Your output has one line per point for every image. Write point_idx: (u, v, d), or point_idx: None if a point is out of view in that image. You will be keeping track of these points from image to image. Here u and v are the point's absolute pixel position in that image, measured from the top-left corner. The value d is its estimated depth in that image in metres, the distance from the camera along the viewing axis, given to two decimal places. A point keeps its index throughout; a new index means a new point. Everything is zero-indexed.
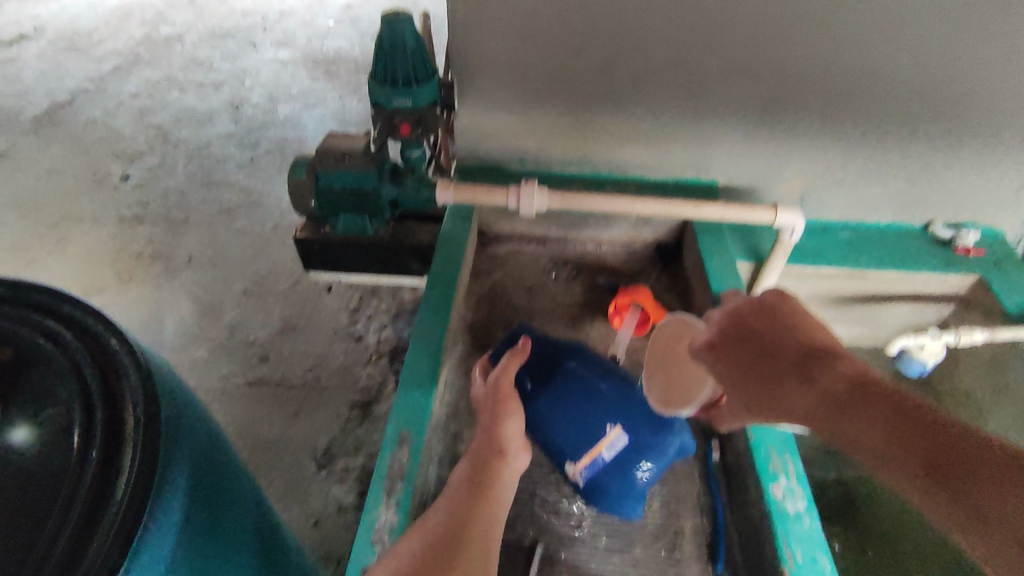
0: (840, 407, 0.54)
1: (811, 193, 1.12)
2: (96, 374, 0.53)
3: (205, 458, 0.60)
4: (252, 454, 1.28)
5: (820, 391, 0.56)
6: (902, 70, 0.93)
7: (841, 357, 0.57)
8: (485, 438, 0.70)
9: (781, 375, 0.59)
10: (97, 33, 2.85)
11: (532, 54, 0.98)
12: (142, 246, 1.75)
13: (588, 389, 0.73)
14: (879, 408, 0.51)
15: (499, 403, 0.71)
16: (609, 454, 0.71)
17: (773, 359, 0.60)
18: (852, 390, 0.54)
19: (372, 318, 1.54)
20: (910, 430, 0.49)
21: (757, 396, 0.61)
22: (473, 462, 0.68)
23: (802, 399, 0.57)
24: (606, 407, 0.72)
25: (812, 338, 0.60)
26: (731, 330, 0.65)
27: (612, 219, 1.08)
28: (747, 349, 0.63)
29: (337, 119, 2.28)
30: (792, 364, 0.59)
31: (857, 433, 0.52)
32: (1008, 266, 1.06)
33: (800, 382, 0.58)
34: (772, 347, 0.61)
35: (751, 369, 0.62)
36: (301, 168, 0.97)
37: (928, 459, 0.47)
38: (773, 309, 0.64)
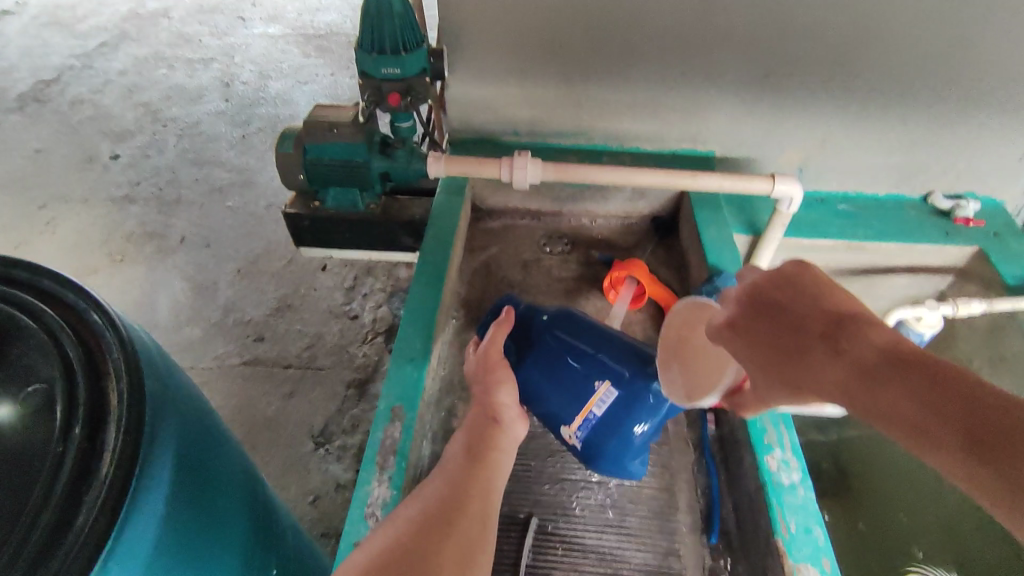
0: (876, 384, 0.44)
1: (810, 164, 1.10)
2: (79, 349, 0.52)
3: (194, 432, 0.60)
4: (249, 432, 1.28)
5: (847, 365, 0.46)
6: (903, 36, 0.91)
7: (875, 324, 0.47)
8: (479, 409, 0.70)
9: (803, 347, 0.49)
10: (81, 8, 2.79)
11: (524, 22, 0.95)
12: (133, 226, 1.73)
13: (575, 349, 0.72)
14: (923, 382, 0.41)
15: (489, 373, 0.72)
16: (600, 412, 0.68)
17: (789, 329, 0.50)
18: (889, 363, 0.44)
19: (368, 296, 1.53)
20: (964, 407, 0.39)
21: (773, 373, 0.51)
22: (470, 434, 0.68)
23: (828, 375, 0.47)
24: (594, 365, 0.70)
25: (839, 303, 0.50)
26: (743, 299, 0.55)
27: (607, 193, 1.06)
28: (764, 320, 0.53)
29: (329, 95, 2.24)
30: (816, 334, 0.49)
31: (893, 410, 0.42)
32: (1008, 237, 1.05)
33: (824, 354, 0.48)
34: (790, 314, 0.51)
35: (768, 342, 0.51)
36: (288, 141, 0.94)
37: (987, 442, 0.37)
38: (790, 273, 0.54)
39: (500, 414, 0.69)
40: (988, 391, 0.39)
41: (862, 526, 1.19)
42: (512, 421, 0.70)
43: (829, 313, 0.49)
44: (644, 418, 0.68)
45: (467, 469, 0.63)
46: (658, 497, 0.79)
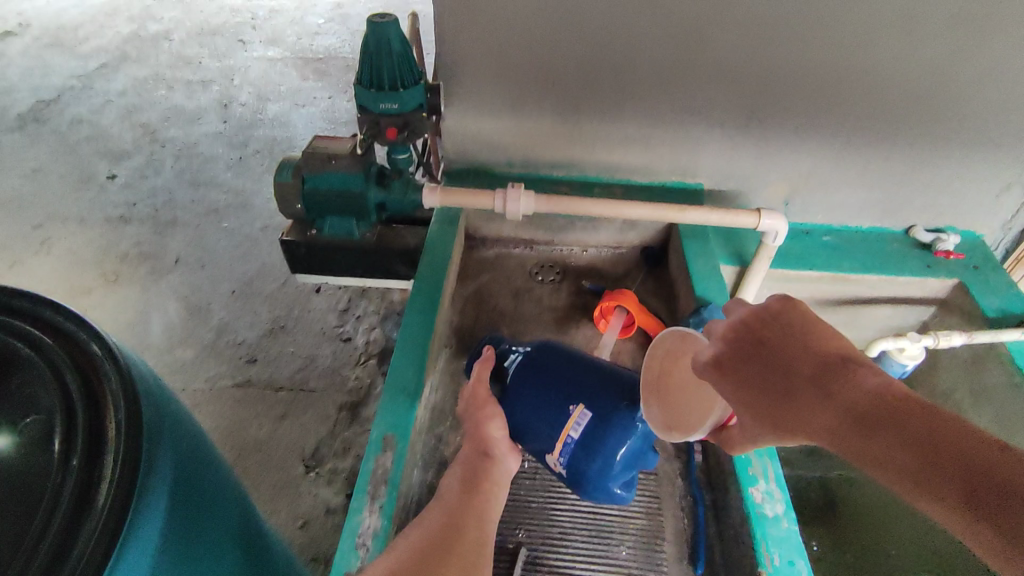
0: (862, 425, 0.46)
1: (795, 197, 1.13)
2: (77, 378, 0.53)
3: (189, 460, 0.60)
4: (239, 455, 1.27)
5: (836, 407, 0.48)
6: (884, 77, 0.94)
7: (862, 367, 0.50)
8: (471, 443, 0.71)
9: (793, 388, 0.51)
10: (83, 30, 2.83)
11: (519, 59, 0.98)
12: (128, 246, 1.74)
13: (554, 378, 0.73)
14: (907, 423, 0.44)
15: (478, 408, 0.73)
16: (578, 434, 0.68)
17: (781, 372, 0.53)
18: (875, 403, 0.46)
19: (361, 319, 1.54)
20: (946, 448, 0.41)
21: (766, 413, 0.53)
22: (464, 468, 0.68)
23: (817, 416, 0.49)
24: (571, 390, 0.71)
25: (827, 345, 0.52)
26: (733, 339, 0.57)
27: (598, 224, 1.09)
28: (755, 363, 0.55)
29: (327, 119, 2.28)
30: (806, 376, 0.51)
31: (881, 452, 0.44)
32: (987, 270, 1.08)
33: (814, 397, 0.50)
34: (781, 356, 0.53)
35: (759, 382, 0.54)
36: (287, 171, 0.96)
37: (965, 479, 0.39)
38: (778, 312, 0.56)
39: (492, 446, 0.70)
40: (969, 433, 0.41)
41: (849, 557, 1.19)
42: (505, 453, 0.71)
43: (818, 355, 0.52)
44: (626, 436, 0.67)
45: (466, 503, 0.63)
46: (645, 527, 0.80)
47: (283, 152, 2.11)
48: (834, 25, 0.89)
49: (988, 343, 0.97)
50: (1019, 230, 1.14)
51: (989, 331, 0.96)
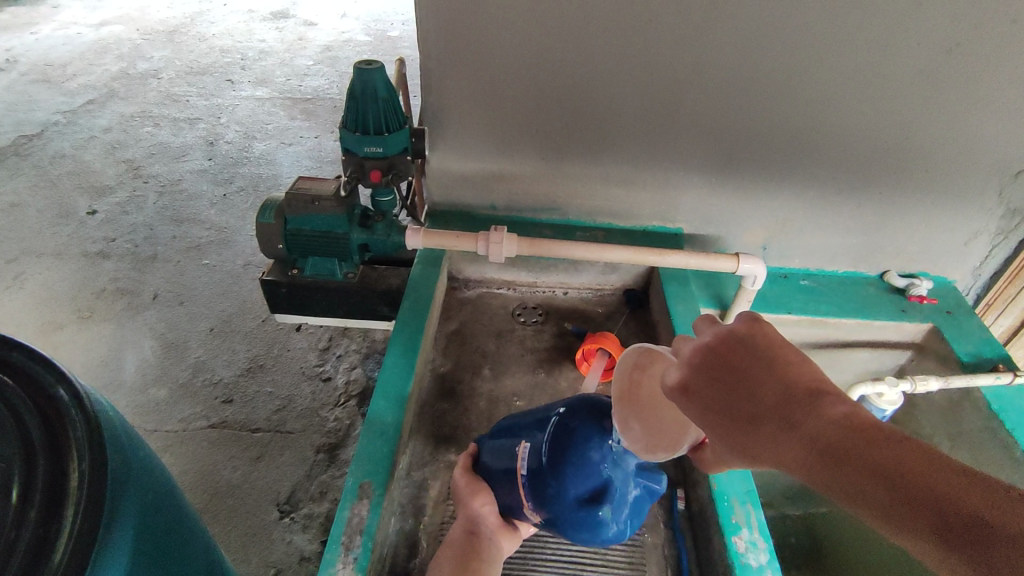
0: (833, 460, 0.40)
1: (773, 243, 1.16)
2: (40, 423, 0.51)
3: (153, 510, 0.58)
4: (210, 500, 1.23)
5: (804, 441, 0.42)
6: (854, 130, 0.98)
7: (829, 393, 0.44)
8: (460, 522, 0.70)
9: (758, 415, 0.45)
10: (71, 66, 2.85)
11: (504, 107, 1.01)
12: (106, 282, 1.71)
13: (510, 426, 0.72)
14: (881, 457, 0.39)
15: (462, 486, 0.71)
16: (526, 469, 0.66)
17: (746, 398, 0.46)
18: (846, 435, 0.40)
19: (342, 358, 1.52)
20: (924, 487, 0.36)
21: (730, 442, 0.47)
22: (454, 551, 0.67)
23: (782, 449, 0.43)
24: (521, 431, 0.70)
25: (792, 365, 0.46)
26: (698, 362, 0.50)
27: (581, 266, 1.10)
28: (721, 387, 0.48)
29: (313, 158, 2.30)
30: (771, 402, 0.45)
31: (854, 490, 0.39)
32: (959, 315, 1.10)
33: (781, 429, 0.44)
34: (746, 382, 0.47)
35: (722, 408, 0.47)
36: (269, 211, 0.96)
37: (949, 525, 0.35)
38: (743, 332, 0.49)
39: (480, 523, 0.68)
40: (949, 470, 0.37)
41: None
42: (491, 524, 0.69)
43: (784, 379, 0.45)
44: (558, 443, 0.64)
45: None
46: None
47: (268, 189, 2.12)
48: (807, 80, 0.93)
49: (965, 387, 0.98)
50: (988, 276, 1.17)
51: (965, 375, 0.97)
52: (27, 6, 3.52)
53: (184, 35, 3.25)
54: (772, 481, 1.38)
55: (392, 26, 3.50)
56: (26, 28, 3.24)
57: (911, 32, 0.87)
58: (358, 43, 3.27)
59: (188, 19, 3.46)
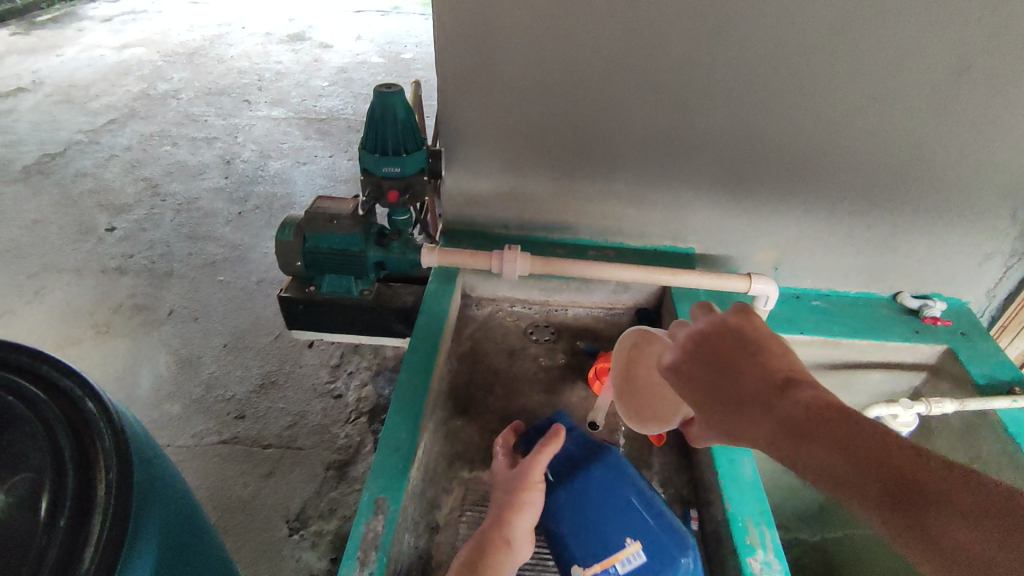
0: (800, 438, 0.46)
1: (784, 264, 1.16)
2: (70, 437, 0.53)
3: (174, 522, 0.59)
4: (222, 515, 1.23)
5: (777, 421, 0.48)
6: (865, 152, 0.99)
7: (804, 381, 0.49)
8: (496, 524, 0.67)
9: (739, 399, 0.51)
10: (93, 87, 2.93)
11: (519, 128, 1.03)
12: (123, 298, 1.74)
13: (618, 495, 0.71)
14: (844, 435, 0.45)
15: (520, 490, 0.69)
16: (623, 569, 0.67)
17: (733, 381, 0.52)
18: (816, 416, 0.46)
19: (353, 375, 1.54)
20: (903, 488, 0.42)
21: (715, 421, 0.53)
22: (477, 549, 0.65)
23: (759, 427, 0.49)
24: (630, 516, 0.69)
25: (775, 354, 0.52)
26: (688, 348, 0.56)
27: (593, 285, 1.11)
28: (708, 369, 0.54)
29: (327, 177, 2.33)
30: (753, 390, 0.50)
31: (818, 465, 0.45)
32: (974, 337, 1.10)
33: (760, 410, 0.49)
34: (732, 367, 0.52)
35: (707, 392, 0.53)
36: (289, 229, 0.98)
37: (897, 495, 0.42)
38: (735, 323, 0.54)
39: (513, 535, 0.66)
40: (901, 449, 0.44)
41: None
42: (518, 543, 0.67)
43: (766, 367, 0.51)
44: None
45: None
46: None
47: (283, 207, 2.15)
48: (818, 103, 0.95)
49: (981, 410, 0.98)
50: (1002, 297, 1.17)
51: (980, 398, 0.97)
52: (52, 29, 3.63)
53: (202, 57, 3.34)
54: (784, 503, 1.36)
55: (404, 48, 3.57)
56: (51, 50, 3.34)
57: (919, 57, 0.88)
58: (372, 64, 3.34)
59: (207, 41, 3.56)
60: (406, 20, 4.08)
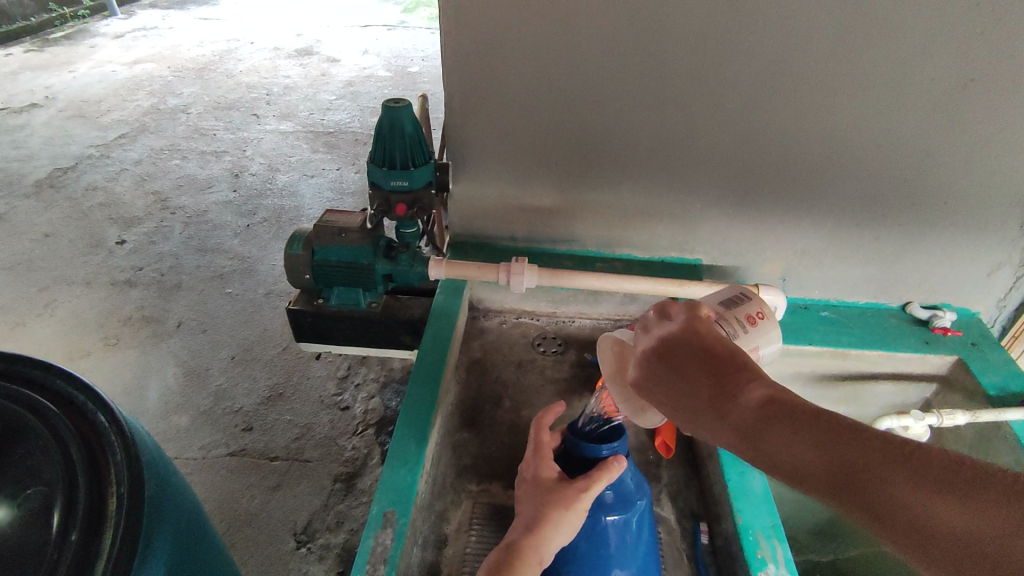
0: (752, 440, 0.49)
1: (792, 274, 1.16)
2: (83, 452, 0.53)
3: (183, 537, 0.59)
4: (229, 528, 1.23)
5: (730, 427, 0.51)
6: (872, 164, 1.00)
7: (751, 381, 0.52)
8: (532, 536, 0.66)
9: (695, 409, 0.54)
10: (105, 103, 2.97)
11: (526, 141, 1.04)
12: (132, 311, 1.75)
13: (637, 535, 0.73)
14: (788, 430, 0.48)
15: (565, 511, 0.67)
16: None
17: (687, 392, 0.55)
18: (761, 416, 0.49)
19: (360, 387, 1.54)
20: (846, 473, 0.44)
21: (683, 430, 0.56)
22: (510, 557, 0.63)
23: (719, 433, 0.52)
24: (638, 559, 0.73)
25: (720, 358, 0.54)
26: (643, 365, 0.59)
27: (600, 296, 1.11)
28: (665, 382, 0.57)
29: (335, 189, 2.35)
30: (707, 397, 0.53)
31: (774, 462, 0.48)
32: (984, 347, 1.09)
33: (714, 418, 0.52)
34: (683, 379, 0.55)
35: (669, 404, 0.56)
36: (298, 242, 0.99)
37: (843, 481, 0.44)
38: (680, 335, 0.57)
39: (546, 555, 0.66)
40: (842, 434, 0.46)
41: None
42: (545, 557, 0.66)
43: (713, 374, 0.53)
44: None
45: None
46: None
47: (291, 220, 2.17)
48: (826, 114, 0.95)
49: (994, 421, 0.97)
50: (1013, 307, 1.16)
51: (993, 409, 0.96)
52: (65, 46, 3.69)
53: (212, 72, 3.38)
54: (795, 517, 1.35)
55: (411, 62, 3.61)
56: (64, 66, 3.39)
57: (924, 67, 0.89)
58: (379, 78, 3.37)
59: (217, 56, 3.60)
60: (413, 34, 4.12)
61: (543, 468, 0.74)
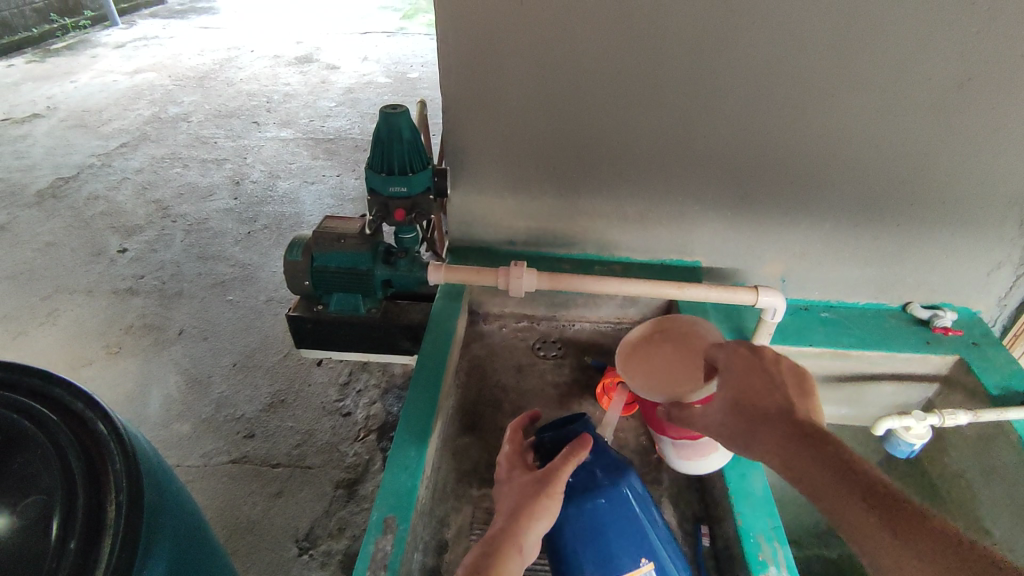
0: (811, 442, 0.58)
1: (791, 275, 1.16)
2: (83, 461, 0.53)
3: (182, 545, 0.59)
4: (231, 536, 1.23)
5: (793, 426, 0.59)
6: (870, 164, 0.99)
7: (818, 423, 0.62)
8: (510, 526, 0.62)
9: (767, 404, 0.62)
10: (106, 112, 2.99)
11: (524, 145, 1.04)
12: (133, 319, 1.76)
13: (629, 516, 0.72)
14: (844, 454, 0.57)
15: (540, 495, 0.64)
16: None
17: (768, 392, 0.63)
18: (826, 436, 0.58)
19: (362, 393, 1.54)
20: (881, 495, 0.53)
21: (736, 413, 0.63)
22: (489, 550, 0.59)
23: (777, 426, 0.60)
24: (638, 539, 0.71)
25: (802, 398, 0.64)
26: (745, 356, 0.67)
27: (600, 300, 1.11)
28: (754, 375, 0.65)
29: (335, 196, 2.36)
30: (783, 403, 0.62)
31: (816, 466, 0.56)
32: (985, 346, 1.09)
33: (781, 415, 0.61)
34: (770, 383, 0.64)
35: (746, 391, 0.64)
36: (297, 249, 0.99)
37: (875, 499, 0.53)
38: (788, 367, 0.66)
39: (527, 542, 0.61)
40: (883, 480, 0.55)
41: None
42: (529, 545, 0.62)
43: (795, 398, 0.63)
44: None
45: None
46: None
47: (291, 227, 2.17)
48: (823, 114, 0.95)
49: (998, 420, 0.96)
50: (1014, 306, 1.16)
51: (996, 409, 0.95)
52: (66, 56, 3.71)
53: (212, 80, 3.40)
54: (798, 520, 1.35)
55: (410, 68, 3.63)
56: (66, 77, 3.41)
57: (920, 66, 0.89)
58: (378, 84, 3.38)
59: (217, 65, 3.62)
60: (412, 40, 4.13)
61: (516, 462, 0.72)
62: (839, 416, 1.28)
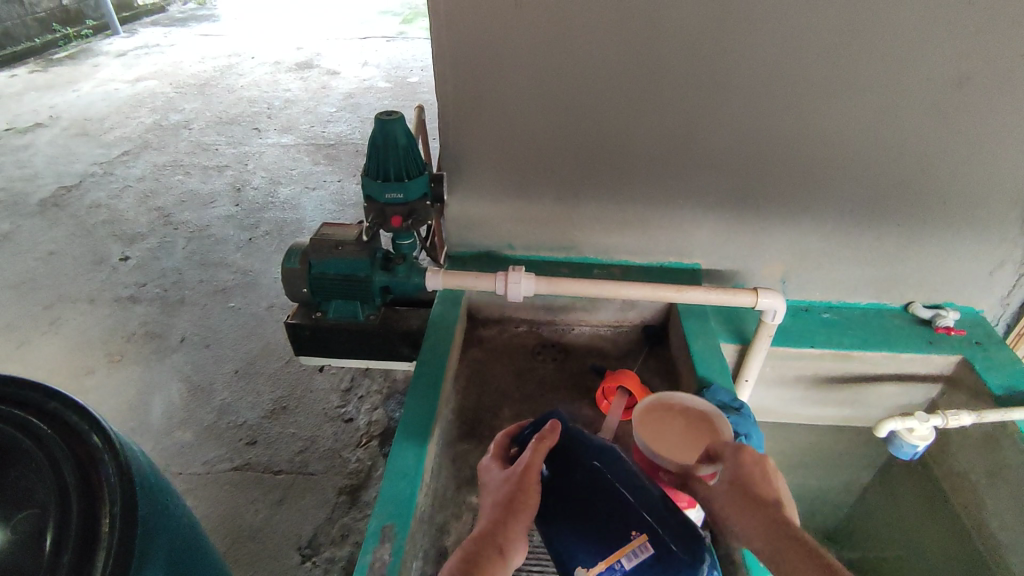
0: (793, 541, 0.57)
1: (792, 277, 1.15)
2: (77, 475, 0.53)
3: (176, 557, 0.59)
4: (234, 544, 1.23)
5: (778, 522, 0.58)
6: (869, 164, 0.99)
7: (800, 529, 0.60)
8: (487, 528, 0.56)
9: (758, 494, 0.61)
10: (108, 120, 3.00)
11: (521, 150, 1.04)
12: (136, 327, 1.76)
13: (608, 491, 0.62)
14: (821, 558, 0.55)
15: (515, 489, 0.59)
16: (628, 561, 0.58)
17: (762, 484, 0.62)
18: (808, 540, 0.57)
19: (363, 398, 1.54)
20: None
21: (729, 496, 0.62)
22: (464, 557, 0.53)
23: (764, 518, 0.59)
24: (624, 511, 0.61)
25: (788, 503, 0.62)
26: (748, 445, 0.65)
27: (599, 304, 1.10)
28: (753, 465, 0.63)
29: (336, 201, 2.36)
30: (775, 501, 0.60)
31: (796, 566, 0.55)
32: (989, 346, 1.08)
33: (770, 511, 0.59)
34: (766, 477, 0.62)
35: (742, 479, 0.62)
36: (295, 256, 0.99)
37: None
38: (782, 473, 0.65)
39: (506, 540, 0.55)
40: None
41: None
42: (514, 541, 0.56)
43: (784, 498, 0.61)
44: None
45: None
46: None
47: (292, 233, 2.17)
48: (821, 114, 0.94)
49: (1001, 421, 0.95)
50: (1018, 305, 1.15)
51: (999, 410, 0.94)
52: (68, 65, 3.73)
53: (213, 87, 3.41)
54: None
55: (410, 72, 3.63)
56: (68, 86, 3.43)
57: (918, 64, 0.88)
58: (378, 89, 3.39)
59: (218, 72, 3.64)
60: (413, 45, 4.14)
61: (493, 459, 0.66)
62: (842, 418, 1.28)
